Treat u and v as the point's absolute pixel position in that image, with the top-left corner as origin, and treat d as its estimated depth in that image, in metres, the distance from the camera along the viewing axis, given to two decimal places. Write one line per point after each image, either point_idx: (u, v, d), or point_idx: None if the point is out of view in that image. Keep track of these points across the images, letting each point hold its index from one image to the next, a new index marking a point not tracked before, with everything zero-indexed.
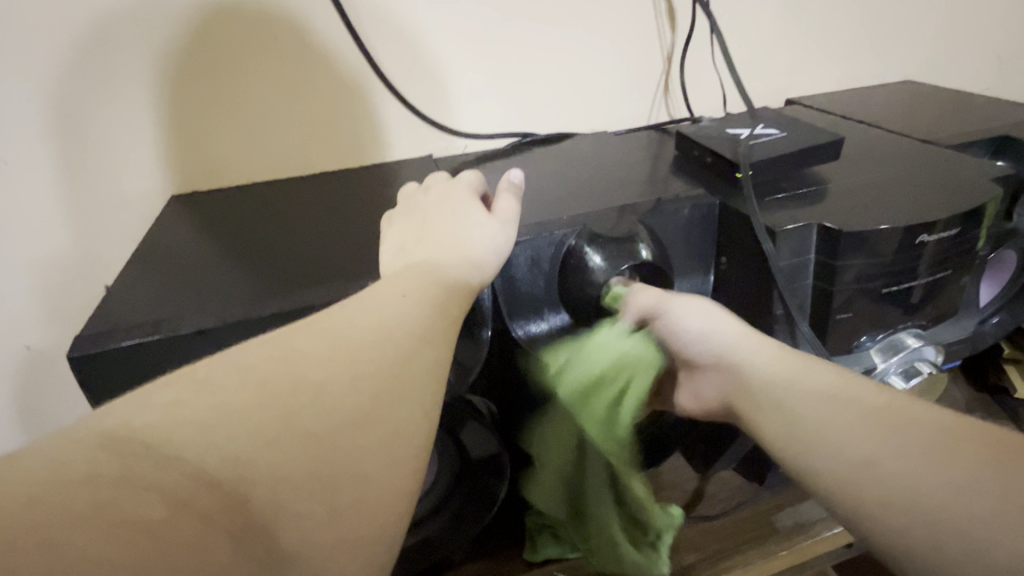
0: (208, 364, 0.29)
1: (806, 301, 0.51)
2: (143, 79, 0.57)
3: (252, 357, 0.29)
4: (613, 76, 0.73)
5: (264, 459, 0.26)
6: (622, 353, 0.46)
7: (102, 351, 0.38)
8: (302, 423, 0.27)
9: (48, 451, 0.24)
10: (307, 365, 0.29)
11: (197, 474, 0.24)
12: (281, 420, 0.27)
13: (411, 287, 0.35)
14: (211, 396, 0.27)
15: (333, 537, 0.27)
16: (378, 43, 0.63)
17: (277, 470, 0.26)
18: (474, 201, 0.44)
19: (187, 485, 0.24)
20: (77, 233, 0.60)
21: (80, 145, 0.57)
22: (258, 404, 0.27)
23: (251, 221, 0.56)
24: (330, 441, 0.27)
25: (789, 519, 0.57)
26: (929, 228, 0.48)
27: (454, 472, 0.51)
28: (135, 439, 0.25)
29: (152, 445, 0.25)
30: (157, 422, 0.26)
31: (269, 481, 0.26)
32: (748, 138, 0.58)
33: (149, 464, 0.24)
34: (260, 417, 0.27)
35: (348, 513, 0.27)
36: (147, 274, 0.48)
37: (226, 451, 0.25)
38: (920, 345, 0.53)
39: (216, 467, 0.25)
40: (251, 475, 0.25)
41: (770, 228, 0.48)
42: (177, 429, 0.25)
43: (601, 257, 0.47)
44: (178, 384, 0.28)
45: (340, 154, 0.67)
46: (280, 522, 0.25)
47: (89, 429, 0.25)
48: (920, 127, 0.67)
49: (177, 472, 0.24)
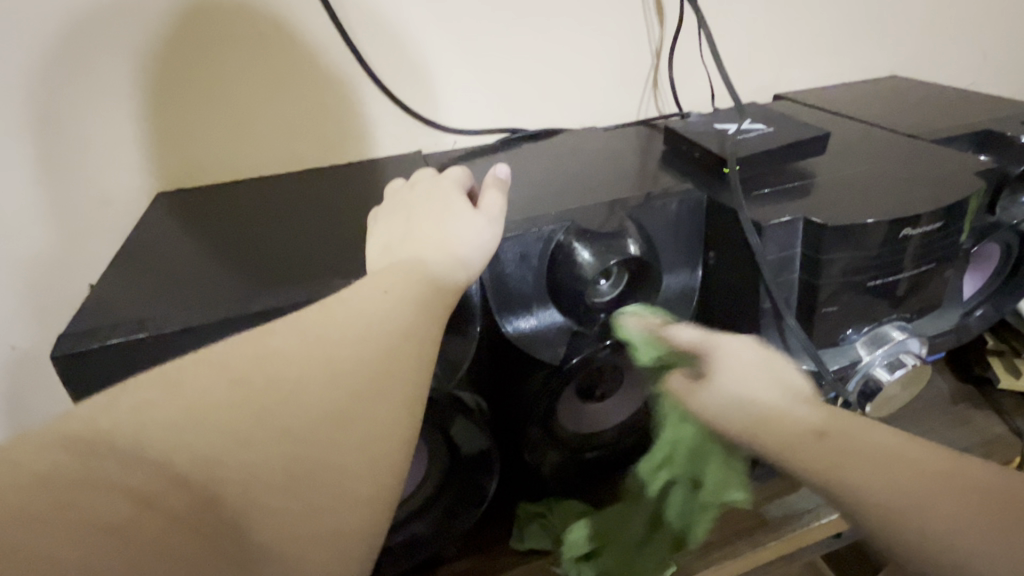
0: (179, 364, 0.29)
1: (793, 295, 0.52)
2: (123, 76, 0.56)
3: (224, 356, 0.29)
4: (603, 72, 0.73)
5: (240, 457, 0.26)
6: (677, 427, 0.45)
7: (84, 349, 0.38)
8: (275, 421, 0.27)
9: (18, 451, 0.24)
10: (283, 363, 0.29)
11: (167, 472, 0.25)
12: (252, 417, 0.27)
13: (394, 283, 0.35)
14: (182, 396, 0.27)
15: (308, 532, 0.27)
16: (366, 41, 0.62)
17: (252, 467, 0.26)
18: (460, 197, 0.43)
19: (157, 484, 0.24)
20: (59, 232, 0.59)
21: (58, 141, 0.56)
22: (231, 403, 0.27)
23: (235, 217, 0.56)
24: (305, 438, 0.27)
25: (778, 512, 0.58)
26: (913, 222, 0.49)
27: (445, 468, 0.51)
28: (100, 440, 0.25)
29: (123, 444, 0.25)
30: (125, 424, 0.25)
31: (243, 479, 0.26)
32: (736, 133, 0.58)
33: (120, 464, 0.24)
34: (232, 417, 0.27)
35: (324, 510, 0.27)
36: (127, 273, 0.47)
37: (200, 450, 0.25)
38: (904, 337, 0.54)
39: (186, 466, 0.25)
40: (222, 473, 0.25)
41: (757, 222, 0.49)
42: (146, 430, 0.25)
43: (589, 252, 0.47)
44: (148, 384, 0.27)
45: (326, 149, 0.67)
46: (254, 518, 0.26)
47: (54, 431, 0.25)
48: (905, 122, 0.67)
49: (144, 472, 0.24)
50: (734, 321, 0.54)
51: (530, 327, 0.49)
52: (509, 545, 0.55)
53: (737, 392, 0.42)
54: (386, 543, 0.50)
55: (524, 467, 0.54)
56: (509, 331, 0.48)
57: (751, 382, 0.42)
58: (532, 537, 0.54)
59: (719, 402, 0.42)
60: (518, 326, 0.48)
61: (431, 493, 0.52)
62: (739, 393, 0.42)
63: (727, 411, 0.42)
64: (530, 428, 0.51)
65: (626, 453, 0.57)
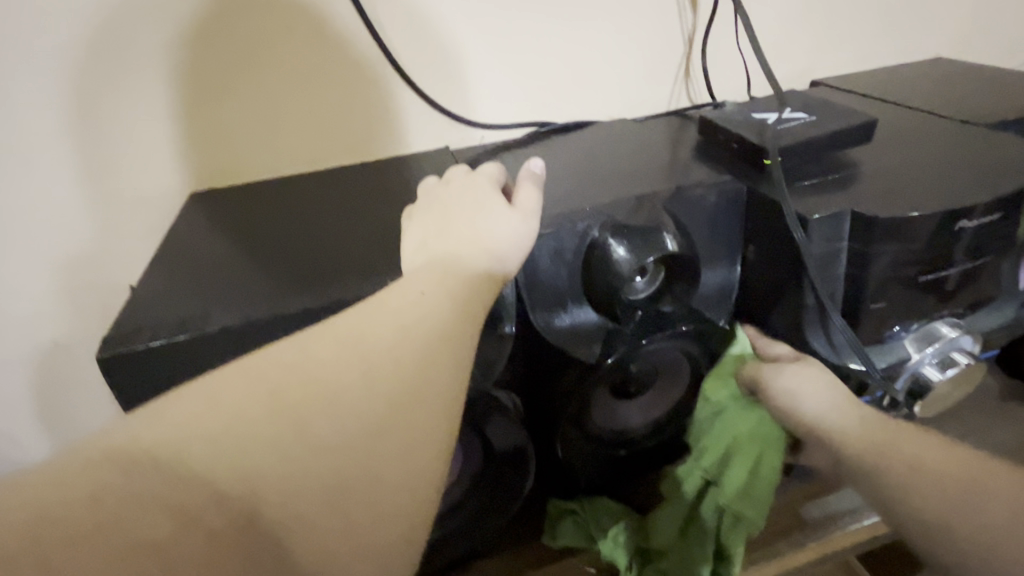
0: (218, 374, 0.29)
1: (838, 290, 0.50)
2: (163, 77, 0.57)
3: (263, 365, 0.29)
4: (633, 61, 0.72)
5: (279, 470, 0.26)
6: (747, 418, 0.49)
7: (131, 352, 0.38)
8: (315, 433, 0.27)
9: (61, 465, 0.24)
10: (321, 372, 0.29)
11: (207, 489, 0.24)
12: (290, 429, 0.27)
13: (432, 284, 0.35)
14: (222, 408, 0.27)
15: (349, 547, 0.27)
16: (395, 36, 0.62)
17: (290, 482, 0.26)
18: (495, 193, 0.43)
19: (194, 501, 0.24)
20: (99, 234, 0.61)
21: (99, 145, 0.57)
22: (270, 415, 0.27)
23: (275, 214, 0.56)
24: (345, 450, 0.27)
25: (818, 512, 0.58)
26: (968, 213, 0.47)
27: (480, 465, 0.51)
28: (141, 456, 0.25)
29: (163, 458, 0.25)
30: (167, 438, 0.25)
31: (281, 494, 0.25)
32: (776, 122, 0.56)
33: (157, 480, 0.24)
34: (270, 430, 0.26)
35: (364, 526, 0.27)
36: (167, 271, 0.48)
37: (236, 463, 0.25)
38: (956, 334, 0.51)
39: (225, 481, 0.25)
40: (262, 488, 0.25)
41: (801, 215, 0.47)
42: (187, 445, 0.25)
43: (625, 248, 0.45)
44: (188, 396, 0.27)
45: (355, 146, 0.67)
46: (291, 532, 0.25)
47: (98, 445, 0.25)
48: (953, 106, 0.64)
49: (185, 488, 0.24)
50: (775, 317, 0.53)
51: (564, 324, 0.48)
52: (542, 541, 0.55)
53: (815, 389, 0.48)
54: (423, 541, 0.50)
55: (558, 463, 0.53)
56: (543, 327, 0.47)
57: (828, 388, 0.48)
58: (565, 535, 0.54)
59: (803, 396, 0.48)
60: (552, 322, 0.48)
61: (466, 490, 0.52)
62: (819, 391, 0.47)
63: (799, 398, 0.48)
64: (565, 426, 0.50)
65: (659, 450, 0.57)
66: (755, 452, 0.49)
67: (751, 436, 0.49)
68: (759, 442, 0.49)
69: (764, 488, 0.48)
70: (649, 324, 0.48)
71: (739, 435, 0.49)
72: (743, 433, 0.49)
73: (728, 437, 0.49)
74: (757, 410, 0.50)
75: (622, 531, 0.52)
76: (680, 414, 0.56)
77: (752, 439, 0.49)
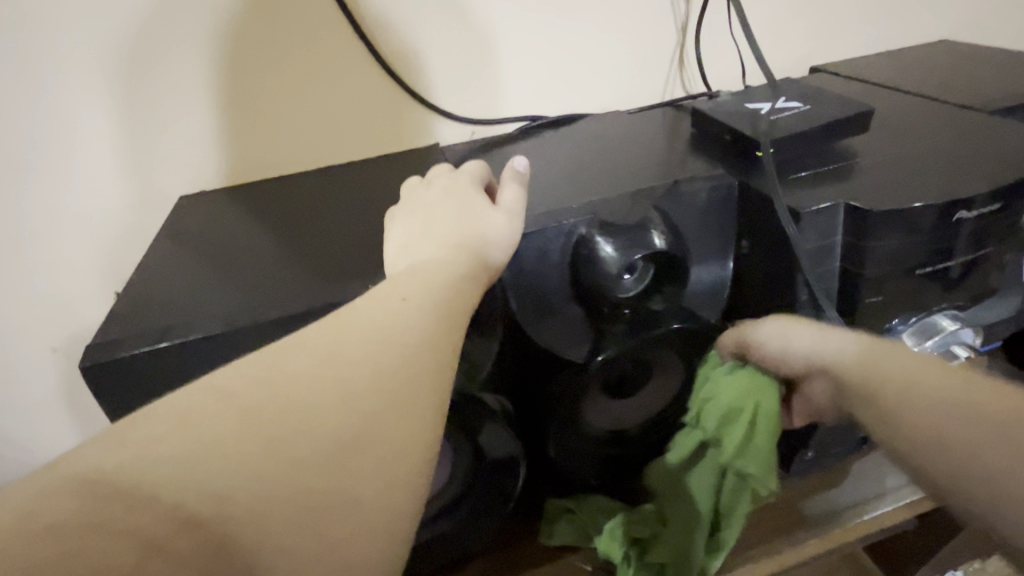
0: (185, 391, 0.28)
1: (833, 286, 0.49)
2: (200, 81, 0.58)
3: (232, 381, 0.28)
4: (624, 53, 0.70)
5: (247, 488, 0.25)
6: (731, 388, 0.45)
7: (113, 360, 0.38)
8: (287, 449, 0.26)
9: (21, 493, 0.23)
10: (293, 385, 0.28)
11: (176, 514, 0.24)
12: (260, 446, 0.26)
13: (413, 289, 0.34)
14: (188, 427, 0.26)
15: (324, 566, 0.26)
16: (382, 34, 0.61)
17: (259, 501, 0.25)
18: (478, 192, 0.43)
19: (162, 527, 0.23)
20: (109, 237, 0.61)
21: (139, 147, 0.59)
22: (238, 432, 0.26)
23: (289, 206, 0.57)
24: (319, 467, 0.27)
25: (817, 509, 0.57)
26: (967, 204, 0.46)
27: (470, 470, 0.50)
28: (104, 480, 0.24)
29: (122, 481, 0.24)
30: (127, 461, 0.24)
31: (251, 516, 0.25)
32: (769, 113, 0.54)
33: (122, 506, 0.23)
34: (239, 448, 0.26)
35: (342, 545, 0.27)
36: (191, 255, 0.50)
37: (201, 486, 0.25)
38: (957, 327, 0.50)
39: (196, 506, 0.24)
40: (232, 511, 0.25)
41: (793, 209, 0.46)
42: (148, 469, 0.24)
43: (612, 247, 0.45)
44: (152, 416, 0.27)
45: (346, 143, 0.66)
46: (267, 553, 0.25)
47: (61, 470, 0.24)
48: (953, 92, 0.62)
49: (149, 514, 0.23)
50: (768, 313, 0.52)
51: (552, 324, 0.47)
52: (540, 540, 0.54)
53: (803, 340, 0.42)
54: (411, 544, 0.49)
55: (551, 464, 0.53)
56: (527, 327, 0.47)
57: (833, 336, 0.41)
58: (561, 533, 0.53)
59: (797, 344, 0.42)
60: (536, 324, 0.47)
61: (456, 497, 0.51)
62: (823, 340, 0.41)
63: (792, 349, 0.42)
64: (556, 427, 0.50)
65: (657, 447, 0.56)
66: (753, 415, 0.45)
67: (749, 402, 0.45)
68: (755, 407, 0.45)
69: (764, 449, 0.45)
70: (636, 322, 0.48)
71: (736, 402, 0.45)
72: (731, 400, 0.45)
73: (722, 410, 0.45)
74: (742, 376, 0.45)
75: (618, 527, 0.51)
76: (677, 409, 0.55)
77: (751, 401, 0.44)
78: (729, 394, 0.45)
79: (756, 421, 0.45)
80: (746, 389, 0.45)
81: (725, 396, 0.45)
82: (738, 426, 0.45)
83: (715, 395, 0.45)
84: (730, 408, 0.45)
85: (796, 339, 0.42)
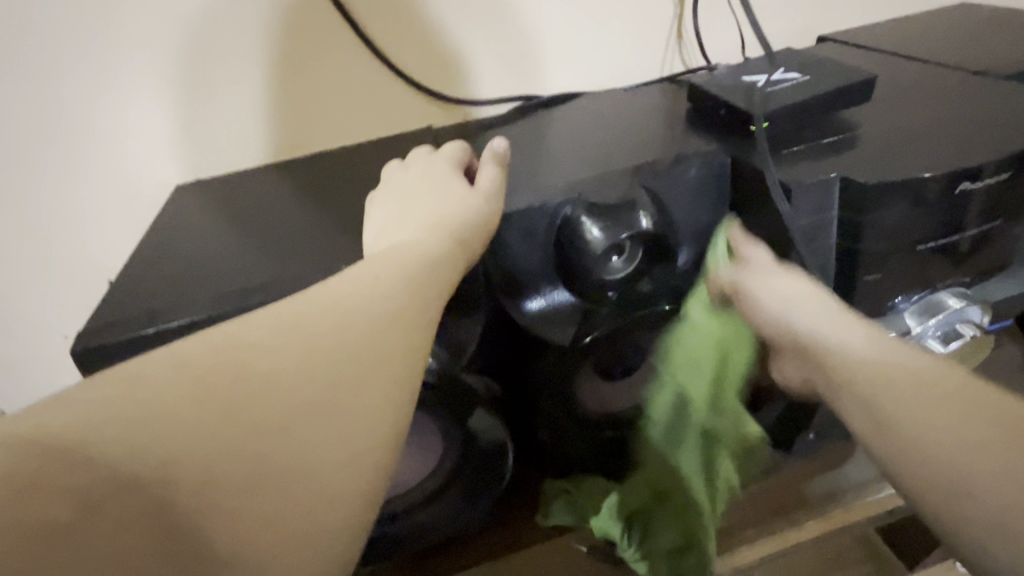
0: (144, 360, 0.28)
1: (831, 264, 0.47)
2: (178, 63, 0.58)
3: (193, 350, 0.28)
4: (619, 28, 0.69)
5: (194, 456, 0.25)
6: (704, 333, 0.46)
7: (98, 344, 0.39)
8: (246, 416, 0.27)
9: None
10: (255, 356, 0.28)
11: (119, 477, 0.24)
12: (217, 413, 0.26)
13: (384, 267, 0.34)
14: (145, 392, 0.26)
15: (280, 538, 0.26)
16: (369, 16, 0.61)
17: (211, 466, 0.25)
18: (456, 174, 0.43)
19: (106, 488, 0.24)
20: (103, 225, 0.62)
21: (121, 131, 0.58)
22: (194, 400, 0.26)
23: (271, 194, 0.57)
24: (279, 435, 0.27)
25: (819, 490, 0.56)
26: (973, 175, 0.43)
27: (458, 454, 0.50)
28: (53, 441, 0.24)
29: (69, 442, 0.24)
30: (77, 423, 0.24)
31: (205, 481, 0.25)
32: (765, 86, 0.52)
33: (73, 468, 0.23)
34: (194, 414, 0.26)
35: (300, 515, 0.27)
36: (168, 248, 0.51)
37: (157, 453, 0.25)
38: (965, 305, 0.48)
39: (147, 470, 0.24)
40: (183, 475, 0.25)
41: (785, 184, 0.45)
42: (98, 432, 0.24)
43: (599, 228, 0.44)
44: (108, 383, 0.27)
45: (338, 127, 0.65)
46: (212, 521, 0.25)
47: (10, 431, 0.24)
48: (965, 57, 0.59)
49: (95, 474, 0.24)
50: None
51: (540, 308, 0.47)
52: (536, 521, 0.55)
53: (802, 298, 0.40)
54: (383, 532, 0.49)
55: (539, 445, 0.53)
56: (515, 310, 0.47)
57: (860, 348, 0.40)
58: (557, 514, 0.53)
59: (771, 308, 0.41)
60: (528, 307, 0.47)
61: (442, 482, 0.51)
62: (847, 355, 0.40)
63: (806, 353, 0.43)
64: (546, 406, 0.49)
65: None
66: (725, 364, 0.47)
67: (727, 346, 0.46)
68: (728, 351, 0.46)
69: (733, 398, 0.48)
70: (627, 301, 0.47)
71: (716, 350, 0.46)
72: (704, 345, 0.46)
73: (700, 359, 0.46)
74: (716, 320, 0.46)
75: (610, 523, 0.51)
76: None
77: (725, 348, 0.46)
78: (698, 343, 0.46)
79: (723, 373, 0.47)
80: (719, 332, 0.46)
81: (704, 340, 0.46)
82: (707, 373, 0.47)
83: (684, 342, 0.47)
84: (705, 355, 0.46)
85: (803, 311, 0.39)
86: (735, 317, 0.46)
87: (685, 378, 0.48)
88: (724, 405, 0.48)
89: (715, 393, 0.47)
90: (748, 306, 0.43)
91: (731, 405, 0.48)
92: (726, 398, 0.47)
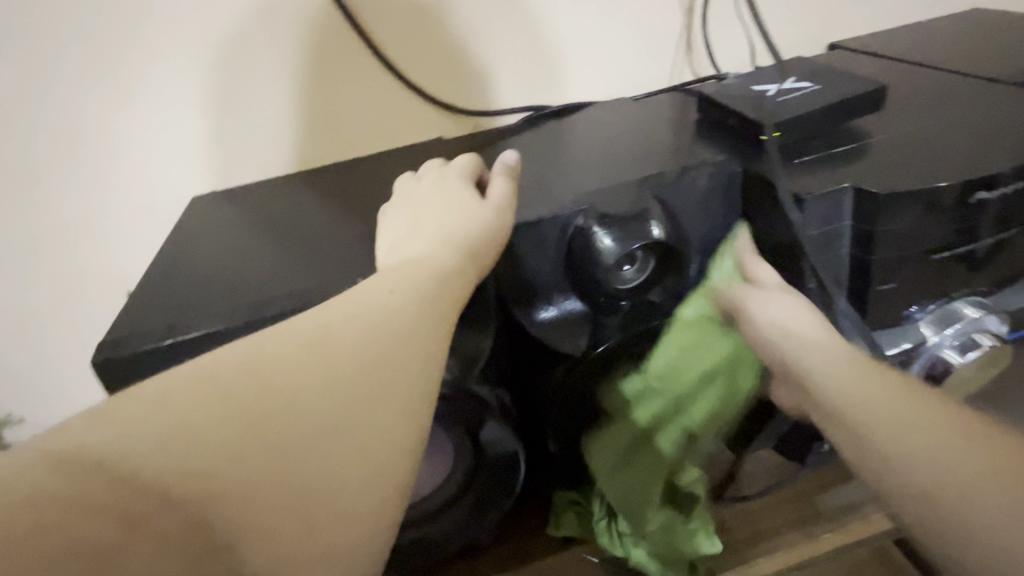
0: (168, 376, 0.29)
1: (842, 273, 0.47)
2: (197, 80, 0.59)
3: (216, 365, 0.29)
4: (629, 38, 0.69)
5: (222, 472, 0.26)
6: (714, 351, 0.48)
7: (120, 357, 0.40)
8: (269, 431, 0.27)
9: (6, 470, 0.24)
10: (276, 371, 0.29)
11: (152, 493, 0.24)
12: (242, 429, 0.27)
13: (400, 281, 0.35)
14: (171, 408, 0.27)
15: (305, 549, 0.27)
16: (382, 31, 0.62)
17: (238, 481, 0.26)
18: (468, 187, 0.43)
19: (145, 506, 0.24)
20: (123, 238, 0.63)
21: (142, 146, 0.60)
22: (218, 415, 0.27)
23: (287, 206, 0.58)
24: (301, 450, 0.27)
25: (834, 502, 0.55)
26: (988, 184, 0.43)
27: (470, 464, 0.50)
28: (84, 457, 0.24)
29: (100, 458, 0.24)
30: (107, 439, 0.25)
31: (234, 496, 0.26)
32: (776, 95, 0.52)
33: (111, 484, 0.24)
34: (219, 430, 0.26)
35: (323, 528, 0.27)
36: (186, 260, 0.51)
37: (178, 468, 0.25)
38: (981, 315, 0.48)
39: (176, 484, 0.25)
40: (212, 491, 0.25)
41: (796, 194, 0.45)
42: (127, 449, 0.25)
43: (611, 238, 0.44)
44: (134, 398, 0.27)
45: (351, 140, 0.66)
46: (247, 539, 0.26)
47: (41, 448, 0.25)
48: (979, 63, 0.59)
49: (131, 490, 0.24)
50: None
51: (552, 317, 0.48)
52: (546, 532, 0.54)
53: (806, 327, 0.42)
54: (398, 542, 0.49)
55: (548, 456, 0.52)
56: (527, 320, 0.47)
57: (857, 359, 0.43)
58: (568, 525, 0.53)
59: (780, 329, 0.43)
60: (540, 317, 0.47)
61: (455, 491, 0.51)
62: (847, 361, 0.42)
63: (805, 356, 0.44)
64: (554, 414, 0.49)
65: None
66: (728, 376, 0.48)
67: (728, 367, 0.48)
68: (727, 373, 0.48)
69: (722, 410, 0.49)
70: (638, 311, 0.47)
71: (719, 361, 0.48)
72: (711, 360, 0.48)
73: (705, 374, 0.48)
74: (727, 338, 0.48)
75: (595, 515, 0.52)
76: None
77: (727, 368, 0.48)
78: (706, 359, 0.48)
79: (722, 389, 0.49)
80: (725, 351, 0.48)
81: (715, 359, 0.48)
82: (708, 385, 0.48)
83: (695, 353, 0.47)
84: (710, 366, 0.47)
85: (801, 338, 0.42)
86: (737, 339, 0.48)
87: (686, 386, 0.48)
88: (712, 419, 0.49)
89: (711, 406, 0.48)
90: (746, 319, 0.45)
91: (717, 422, 0.49)
92: (717, 415, 0.49)
